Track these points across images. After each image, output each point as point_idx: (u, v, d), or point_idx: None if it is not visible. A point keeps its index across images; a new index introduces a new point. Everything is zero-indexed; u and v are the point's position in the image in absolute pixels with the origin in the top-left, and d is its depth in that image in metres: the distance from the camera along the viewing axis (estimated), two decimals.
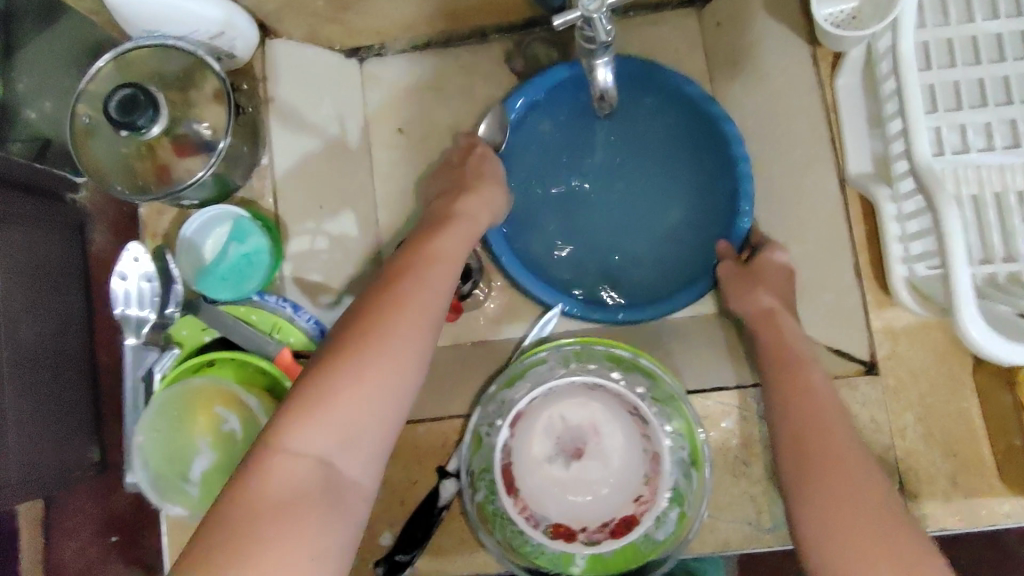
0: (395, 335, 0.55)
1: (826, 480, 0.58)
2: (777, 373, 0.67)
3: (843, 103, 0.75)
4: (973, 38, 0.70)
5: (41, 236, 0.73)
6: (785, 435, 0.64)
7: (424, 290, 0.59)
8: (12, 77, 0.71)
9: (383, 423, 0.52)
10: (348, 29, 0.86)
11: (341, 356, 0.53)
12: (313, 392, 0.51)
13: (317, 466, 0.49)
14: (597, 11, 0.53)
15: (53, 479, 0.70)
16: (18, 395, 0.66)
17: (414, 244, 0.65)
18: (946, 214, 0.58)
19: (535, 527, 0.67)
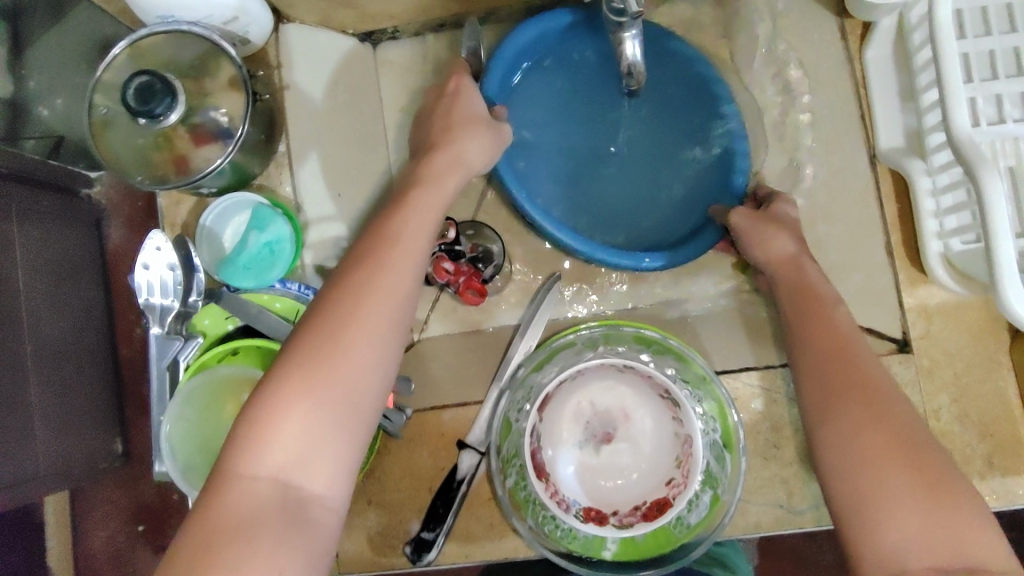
0: (346, 342, 0.51)
1: (862, 421, 0.55)
2: (802, 343, 0.64)
3: (873, 76, 0.73)
4: (1008, 6, 0.69)
5: (59, 231, 0.74)
6: (816, 376, 0.61)
7: (387, 278, 0.54)
8: (22, 76, 0.70)
9: (346, 434, 0.50)
10: (361, 14, 0.84)
11: (294, 364, 0.50)
12: (268, 406, 0.48)
13: (275, 484, 0.47)
14: None
15: (81, 470, 0.72)
16: (44, 388, 0.67)
17: (377, 222, 0.59)
18: (988, 186, 0.56)
19: (566, 510, 0.65)
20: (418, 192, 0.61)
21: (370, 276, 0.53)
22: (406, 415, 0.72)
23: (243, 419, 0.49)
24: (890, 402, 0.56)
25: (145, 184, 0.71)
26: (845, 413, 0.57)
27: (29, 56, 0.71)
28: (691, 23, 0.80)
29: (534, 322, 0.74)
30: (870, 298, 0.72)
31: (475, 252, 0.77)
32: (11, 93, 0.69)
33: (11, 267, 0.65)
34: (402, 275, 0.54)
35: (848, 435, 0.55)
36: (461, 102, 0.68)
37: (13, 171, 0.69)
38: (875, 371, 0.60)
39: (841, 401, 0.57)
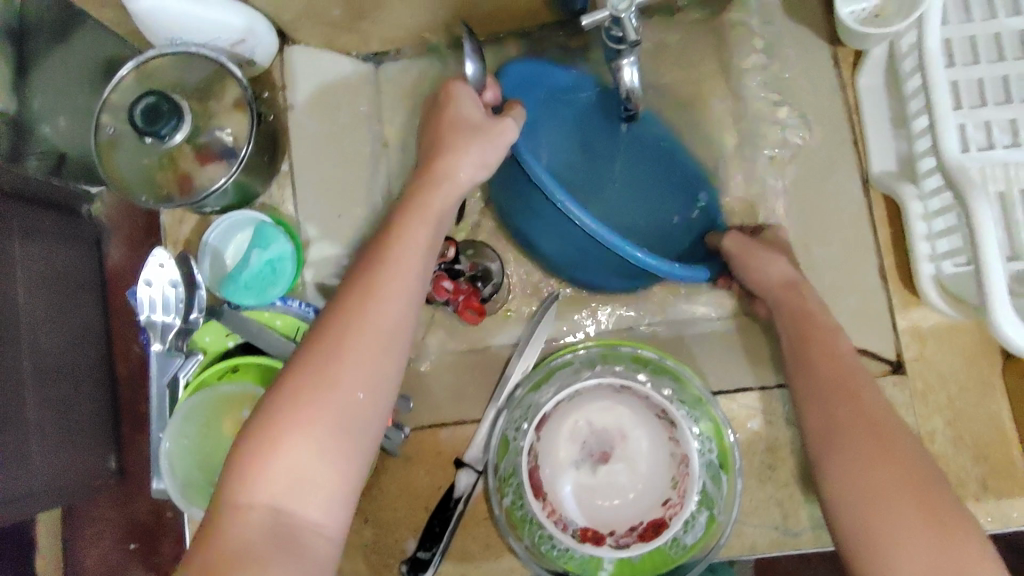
0: (336, 371, 0.52)
1: (867, 453, 0.56)
2: (797, 365, 0.65)
3: (865, 101, 0.75)
4: (997, 36, 0.71)
5: (60, 247, 0.75)
6: (816, 403, 0.62)
7: (376, 305, 0.54)
8: (27, 96, 0.71)
9: (337, 462, 0.51)
10: (364, 38, 0.86)
11: (280, 400, 0.51)
12: (256, 442, 0.49)
13: (268, 516, 0.48)
14: (627, 10, 0.50)
15: (75, 487, 0.72)
16: (40, 404, 0.68)
17: (378, 240, 0.59)
18: (977, 211, 0.57)
19: (563, 530, 0.66)
20: (410, 212, 0.59)
21: (360, 302, 0.54)
22: (405, 433, 0.73)
23: (234, 454, 0.50)
24: (896, 432, 0.58)
25: (150, 204, 0.72)
26: (851, 439, 0.58)
27: (31, 78, 0.71)
28: (688, 50, 0.81)
29: (532, 341, 0.75)
30: (865, 320, 0.73)
31: (475, 271, 0.78)
32: (15, 112, 0.69)
33: (9, 283, 0.66)
34: (389, 303, 0.55)
35: (854, 463, 0.56)
36: (454, 111, 0.63)
37: (13, 191, 0.69)
38: (872, 392, 0.61)
39: (844, 431, 0.59)
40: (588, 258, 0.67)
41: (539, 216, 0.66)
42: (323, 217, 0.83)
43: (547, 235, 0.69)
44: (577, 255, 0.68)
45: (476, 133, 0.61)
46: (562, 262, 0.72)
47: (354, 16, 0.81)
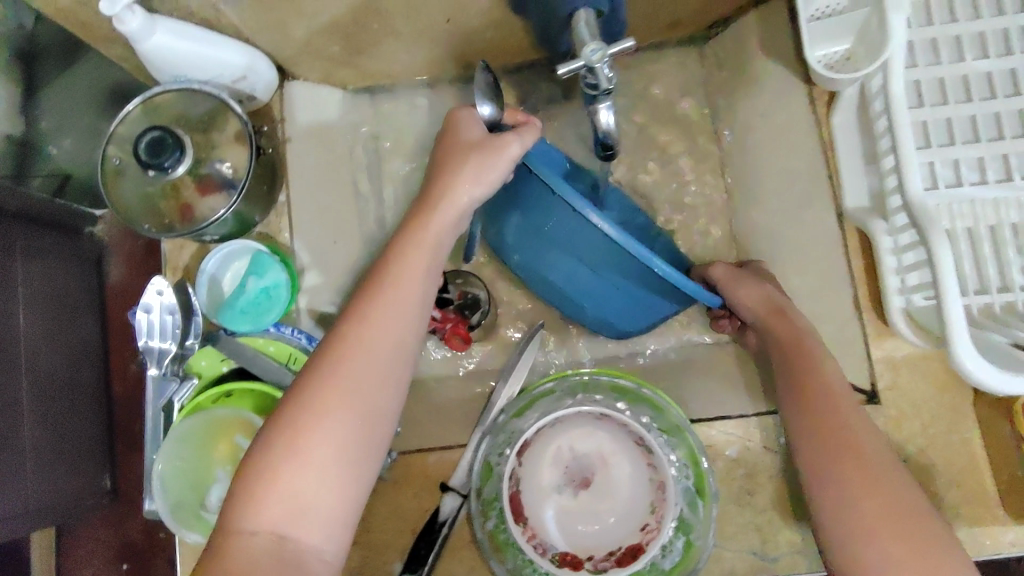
0: (335, 403, 0.55)
1: (857, 476, 0.58)
2: (790, 387, 0.66)
3: (840, 139, 0.77)
4: (964, 77, 0.74)
5: (60, 271, 0.78)
6: (809, 425, 0.63)
7: (371, 336, 0.57)
8: (33, 118, 0.79)
9: (336, 489, 0.54)
10: (361, 73, 0.90)
11: (281, 428, 0.54)
12: (259, 469, 0.53)
13: (270, 539, 0.51)
14: (599, 62, 0.53)
15: (68, 508, 0.75)
16: (39, 427, 0.70)
17: (375, 267, 0.62)
18: (937, 247, 0.60)
19: (542, 554, 0.67)
20: (407, 241, 0.61)
21: (357, 333, 0.57)
22: (390, 459, 0.75)
23: (239, 481, 0.53)
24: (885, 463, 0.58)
25: (151, 232, 0.75)
26: (841, 469, 0.59)
27: (39, 101, 0.79)
28: (668, 88, 0.91)
29: (518, 367, 0.77)
30: (839, 350, 0.76)
31: (464, 299, 0.83)
32: (21, 133, 0.77)
33: (13, 306, 0.69)
34: (383, 335, 0.58)
35: (840, 493, 0.58)
36: (455, 137, 0.64)
37: (19, 210, 0.72)
38: (857, 417, 0.63)
39: (833, 459, 0.60)
40: (610, 280, 0.67)
41: (561, 241, 0.65)
42: (320, 247, 0.86)
43: (566, 263, 0.68)
44: (598, 280, 0.67)
45: (474, 156, 0.61)
46: (580, 293, 0.72)
47: (352, 52, 0.85)
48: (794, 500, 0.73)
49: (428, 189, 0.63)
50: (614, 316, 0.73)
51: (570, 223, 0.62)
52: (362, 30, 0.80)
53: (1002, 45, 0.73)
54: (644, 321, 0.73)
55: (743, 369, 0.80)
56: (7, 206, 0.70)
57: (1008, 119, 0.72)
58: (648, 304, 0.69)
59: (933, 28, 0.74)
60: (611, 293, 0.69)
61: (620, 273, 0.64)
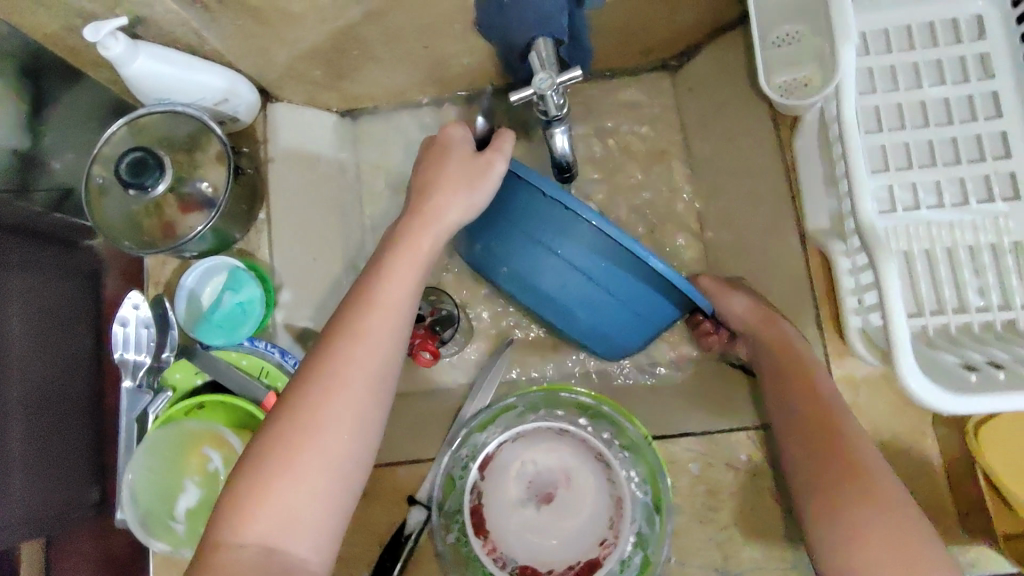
0: (324, 419, 0.57)
1: (839, 479, 0.64)
2: (776, 395, 0.73)
3: (801, 161, 0.76)
4: (922, 103, 0.75)
5: (53, 283, 0.79)
6: (795, 437, 0.69)
7: (357, 351, 0.59)
8: (39, 134, 0.81)
9: (325, 500, 0.56)
10: (345, 95, 0.93)
11: (274, 442, 0.56)
12: (251, 482, 0.55)
13: (261, 552, 0.53)
14: (549, 88, 0.56)
15: (53, 519, 0.76)
16: (23, 438, 0.72)
17: (361, 282, 0.63)
18: (884, 268, 0.61)
19: (502, 567, 0.69)
20: (396, 255, 0.64)
21: (343, 350, 0.59)
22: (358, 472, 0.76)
23: (229, 495, 0.55)
24: (877, 477, 0.64)
25: (132, 249, 0.78)
26: (837, 486, 0.64)
27: (47, 117, 0.81)
28: (641, 110, 0.95)
29: (488, 382, 0.83)
30: None
31: (436, 314, 0.86)
32: (27, 148, 0.80)
33: (4, 317, 0.72)
34: (372, 349, 0.60)
35: (830, 507, 0.64)
36: (445, 153, 0.67)
37: (16, 226, 0.76)
38: (851, 429, 0.68)
39: (820, 464, 0.66)
40: (601, 285, 0.70)
41: (553, 247, 0.68)
42: (301, 261, 0.87)
43: (555, 271, 0.70)
44: (590, 285, 0.70)
45: (464, 175, 0.65)
46: (570, 305, 0.73)
47: (334, 76, 0.88)
48: (755, 516, 0.74)
49: (418, 204, 0.66)
50: (607, 327, 0.75)
51: (563, 229, 0.67)
52: (341, 56, 0.83)
53: (959, 72, 0.75)
54: (643, 333, 0.76)
55: (718, 387, 0.83)
56: (6, 219, 0.76)
57: (963, 144, 0.74)
58: (649, 311, 0.72)
59: (891, 55, 0.76)
60: (603, 300, 0.71)
61: (613, 273, 0.68)
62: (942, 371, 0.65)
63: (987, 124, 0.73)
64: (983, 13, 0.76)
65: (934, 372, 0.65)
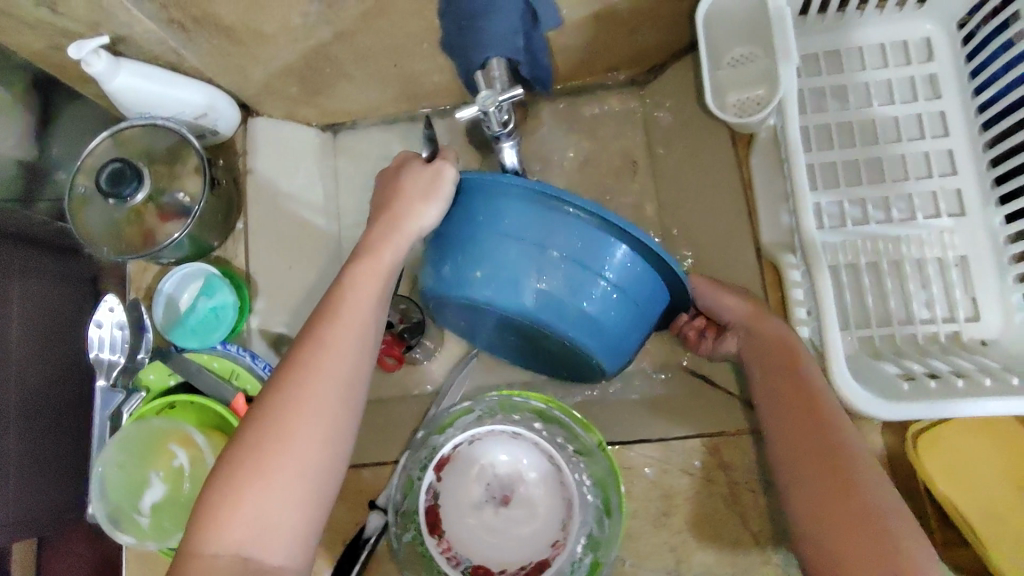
0: (295, 429, 0.58)
1: (822, 483, 0.60)
2: (770, 404, 0.68)
3: (756, 178, 0.79)
4: (872, 121, 0.78)
5: (56, 291, 0.84)
6: (785, 441, 0.65)
7: (326, 361, 0.61)
8: (44, 146, 0.85)
9: (298, 509, 0.57)
10: (322, 110, 0.97)
11: (246, 452, 0.57)
12: (223, 493, 0.56)
13: (235, 559, 0.55)
14: (491, 105, 0.62)
15: (48, 519, 0.80)
16: (19, 438, 0.77)
17: (328, 297, 0.65)
18: (821, 281, 0.65)
19: (455, 566, 0.71)
20: (362, 266, 0.66)
21: (313, 361, 0.61)
22: None
23: (205, 507, 0.57)
24: (859, 473, 0.60)
25: (110, 254, 0.80)
26: (818, 483, 0.61)
27: (53, 129, 0.86)
28: (610, 125, 0.96)
29: (454, 386, 0.86)
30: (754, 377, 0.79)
31: (405, 322, 0.88)
32: (32, 158, 0.85)
33: (6, 319, 0.77)
34: (341, 360, 0.62)
35: (814, 509, 0.60)
36: (404, 169, 0.69)
37: (18, 235, 0.81)
38: (838, 423, 0.64)
39: (801, 463, 0.63)
40: (586, 267, 0.64)
41: (525, 235, 0.64)
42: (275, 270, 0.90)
43: (536, 265, 0.64)
44: (574, 268, 0.64)
45: (421, 189, 0.67)
46: (567, 301, 0.65)
47: (311, 92, 0.91)
48: (707, 522, 0.75)
49: (383, 215, 0.68)
50: (610, 324, 0.67)
51: (543, 220, 0.63)
52: (317, 73, 0.87)
53: (907, 92, 0.78)
54: (644, 328, 0.70)
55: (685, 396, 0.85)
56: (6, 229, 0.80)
57: (912, 161, 0.76)
58: (647, 300, 0.68)
59: (842, 75, 0.79)
60: (596, 286, 0.65)
61: (592, 248, 0.64)
62: (877, 378, 0.67)
63: (934, 142, 0.76)
64: (931, 36, 0.78)
65: (870, 380, 0.66)
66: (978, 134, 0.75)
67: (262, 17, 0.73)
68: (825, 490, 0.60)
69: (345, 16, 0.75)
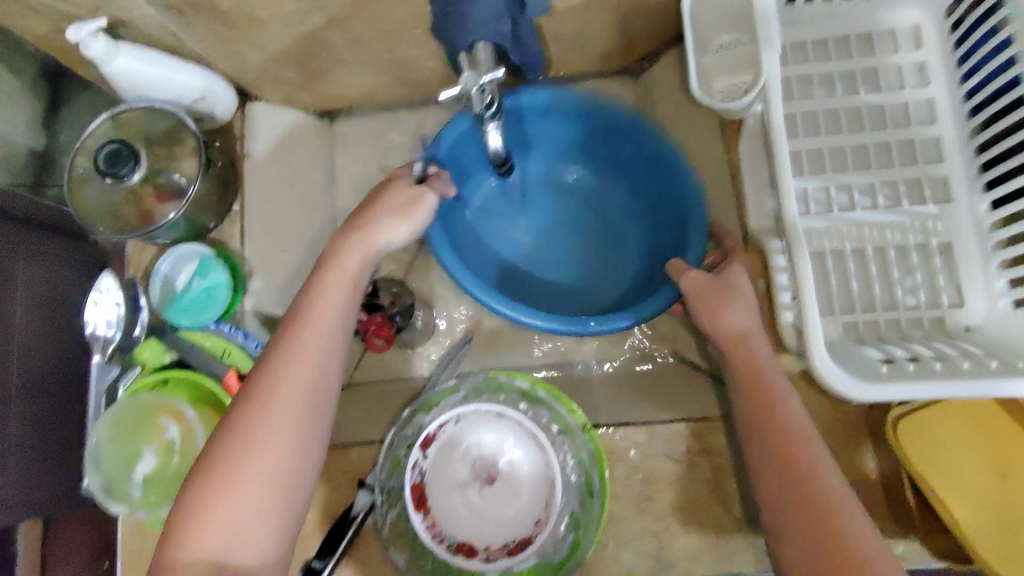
0: (262, 437, 0.59)
1: (794, 497, 0.58)
2: (744, 406, 0.66)
3: (744, 166, 0.81)
4: (860, 109, 0.78)
5: (62, 272, 0.84)
6: (761, 449, 0.62)
7: (291, 368, 0.62)
8: (53, 133, 0.91)
9: (272, 513, 0.58)
10: (319, 96, 0.98)
11: (218, 458, 0.59)
12: (196, 499, 0.57)
13: (211, 566, 0.56)
14: (474, 87, 0.66)
15: (48, 502, 0.80)
16: (24, 419, 0.76)
17: (295, 303, 0.66)
18: (802, 265, 0.65)
19: (440, 542, 0.72)
20: (327, 273, 0.67)
21: (279, 368, 0.62)
22: None
23: (179, 516, 0.58)
24: (828, 490, 0.58)
25: (107, 234, 0.82)
26: (789, 494, 0.59)
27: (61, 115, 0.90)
28: None
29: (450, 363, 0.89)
30: None
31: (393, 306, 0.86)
32: (41, 146, 0.90)
33: (12, 302, 0.76)
34: (307, 365, 0.62)
35: (784, 520, 0.58)
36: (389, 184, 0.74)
37: (21, 216, 0.80)
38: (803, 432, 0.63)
39: (772, 465, 0.61)
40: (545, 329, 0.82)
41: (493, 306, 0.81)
42: (271, 254, 0.92)
43: None
44: None
45: (399, 209, 0.70)
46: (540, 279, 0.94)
47: (308, 78, 0.93)
48: (689, 505, 0.76)
49: (355, 222, 0.70)
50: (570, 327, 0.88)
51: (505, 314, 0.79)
52: (312, 59, 0.88)
53: (895, 80, 0.78)
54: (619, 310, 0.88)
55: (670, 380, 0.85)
56: (16, 211, 0.79)
57: (898, 150, 0.77)
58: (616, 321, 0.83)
59: (830, 63, 0.79)
60: None
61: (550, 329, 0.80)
62: (856, 360, 0.68)
63: (920, 130, 0.76)
64: (920, 23, 0.78)
65: (849, 362, 0.67)
66: (965, 121, 0.75)
67: (257, 3, 0.73)
68: (795, 507, 0.58)
69: (337, 2, 0.76)
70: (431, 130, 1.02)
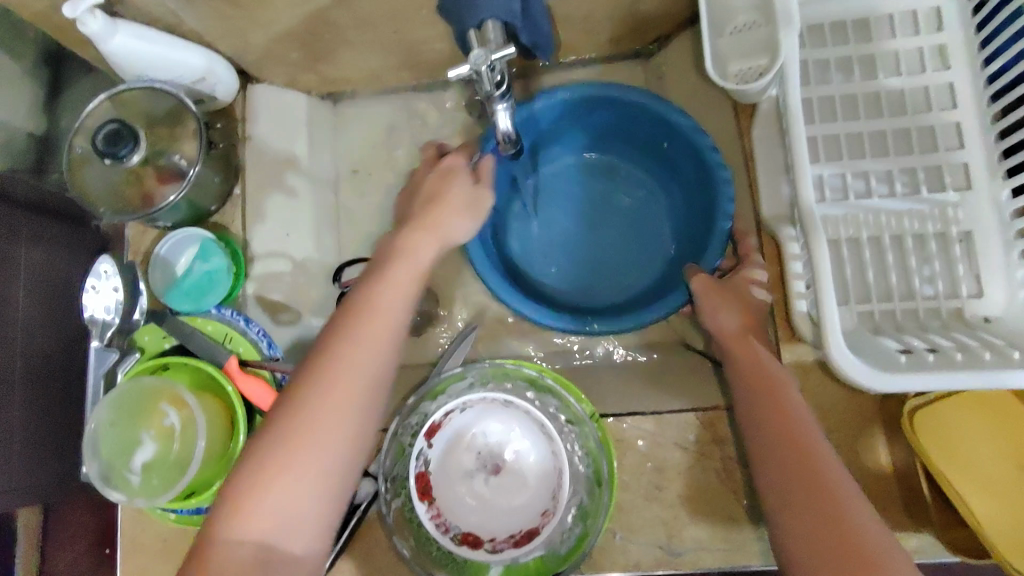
0: (321, 422, 0.57)
1: (800, 482, 0.57)
2: (758, 398, 0.65)
3: (758, 152, 0.78)
4: (878, 94, 0.76)
5: (66, 256, 0.82)
6: (766, 439, 0.62)
7: (355, 354, 0.60)
8: (55, 116, 0.88)
9: (323, 500, 0.57)
10: (322, 78, 0.96)
11: (276, 440, 0.56)
12: (248, 480, 0.55)
13: (259, 548, 0.55)
14: (485, 64, 0.63)
15: (48, 489, 0.79)
16: (27, 405, 0.75)
17: (357, 287, 0.65)
18: (819, 252, 0.63)
19: (445, 532, 0.71)
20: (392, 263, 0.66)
21: (341, 353, 0.59)
22: None
23: (228, 494, 0.56)
24: (829, 475, 0.57)
25: (109, 215, 0.80)
26: (793, 481, 0.57)
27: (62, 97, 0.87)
28: None
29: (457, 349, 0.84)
30: None
31: None
32: (43, 130, 0.87)
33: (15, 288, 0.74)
34: (371, 353, 0.60)
35: (783, 504, 0.57)
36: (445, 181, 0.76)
37: (23, 200, 0.78)
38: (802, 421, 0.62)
39: (777, 455, 0.60)
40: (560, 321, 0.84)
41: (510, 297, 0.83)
42: (273, 238, 0.90)
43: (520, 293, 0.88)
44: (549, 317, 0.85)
45: (468, 207, 0.75)
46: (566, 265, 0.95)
47: (312, 58, 0.91)
48: (700, 495, 0.75)
49: (419, 220, 0.72)
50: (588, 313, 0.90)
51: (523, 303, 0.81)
52: (317, 39, 0.86)
53: (914, 64, 0.76)
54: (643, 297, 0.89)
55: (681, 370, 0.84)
56: (16, 195, 0.78)
57: (918, 135, 0.75)
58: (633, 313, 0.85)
59: (848, 46, 0.77)
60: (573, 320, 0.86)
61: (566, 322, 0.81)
62: (874, 352, 0.66)
63: (941, 115, 0.74)
64: (940, 6, 0.76)
65: (867, 354, 0.65)
66: (986, 108, 0.73)
67: None
68: (805, 492, 0.56)
69: None
70: (435, 113, 1.01)
